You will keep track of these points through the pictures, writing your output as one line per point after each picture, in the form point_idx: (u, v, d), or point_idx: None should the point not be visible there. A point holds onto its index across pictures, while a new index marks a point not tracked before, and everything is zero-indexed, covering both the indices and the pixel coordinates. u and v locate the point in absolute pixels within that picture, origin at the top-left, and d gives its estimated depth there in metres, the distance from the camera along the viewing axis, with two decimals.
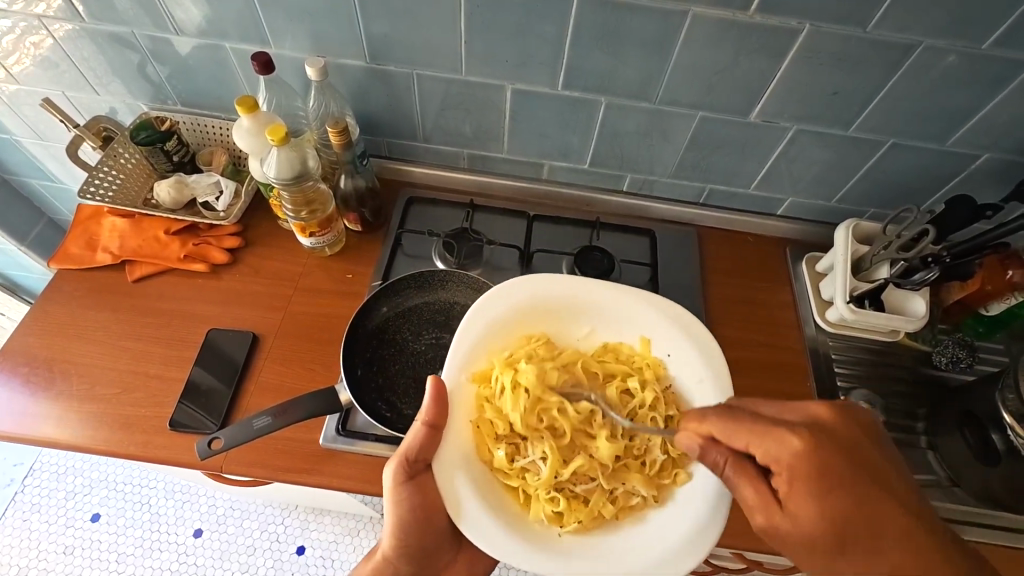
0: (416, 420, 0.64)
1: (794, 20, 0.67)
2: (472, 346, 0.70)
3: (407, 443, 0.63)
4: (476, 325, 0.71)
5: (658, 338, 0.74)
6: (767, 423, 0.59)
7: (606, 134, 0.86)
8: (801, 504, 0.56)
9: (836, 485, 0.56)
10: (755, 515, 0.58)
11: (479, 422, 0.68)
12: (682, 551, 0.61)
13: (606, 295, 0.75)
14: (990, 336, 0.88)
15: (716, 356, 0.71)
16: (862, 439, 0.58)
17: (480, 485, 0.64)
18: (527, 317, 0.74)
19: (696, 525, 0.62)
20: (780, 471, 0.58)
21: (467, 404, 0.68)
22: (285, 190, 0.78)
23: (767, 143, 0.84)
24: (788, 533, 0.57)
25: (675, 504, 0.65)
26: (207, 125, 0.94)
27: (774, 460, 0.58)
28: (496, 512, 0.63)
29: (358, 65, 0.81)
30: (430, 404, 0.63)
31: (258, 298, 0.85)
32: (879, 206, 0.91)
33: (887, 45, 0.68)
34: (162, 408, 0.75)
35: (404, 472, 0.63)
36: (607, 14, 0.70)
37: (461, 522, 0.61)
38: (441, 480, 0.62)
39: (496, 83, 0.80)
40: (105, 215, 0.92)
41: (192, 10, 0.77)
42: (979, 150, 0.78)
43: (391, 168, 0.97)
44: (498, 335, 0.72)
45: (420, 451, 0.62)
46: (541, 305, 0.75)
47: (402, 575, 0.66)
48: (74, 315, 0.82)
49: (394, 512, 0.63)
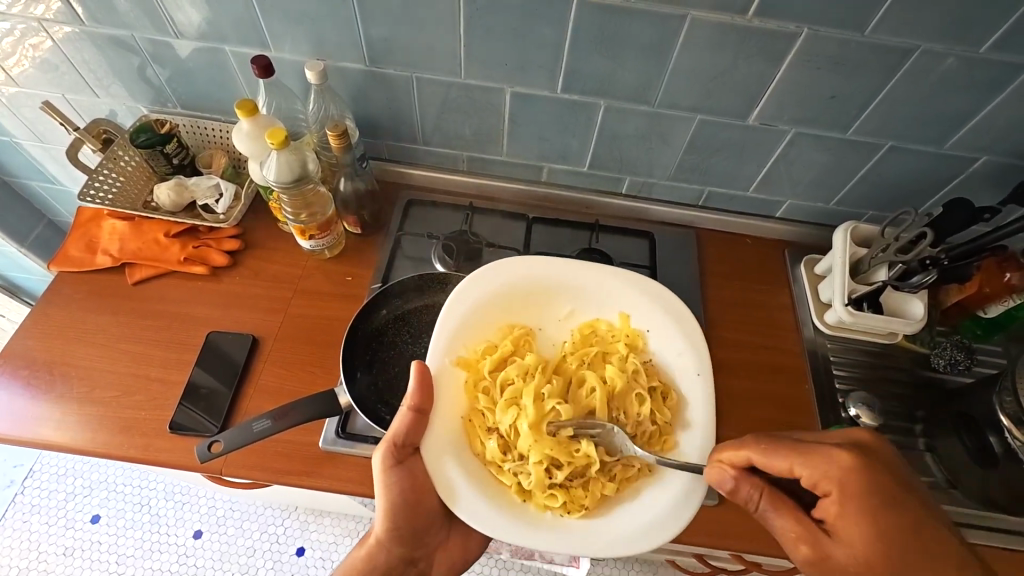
0: (403, 405, 0.64)
1: (793, 24, 0.67)
2: (456, 333, 0.71)
3: (395, 428, 0.63)
4: (459, 313, 0.71)
5: (637, 312, 0.75)
6: (800, 444, 0.60)
7: (605, 136, 0.86)
8: (851, 527, 0.56)
9: (880, 509, 0.56)
10: (802, 549, 0.58)
11: (468, 411, 0.68)
12: (671, 517, 0.62)
13: (586, 275, 0.76)
14: (988, 338, 0.88)
15: (691, 324, 0.72)
16: (828, 456, 0.58)
17: (470, 467, 0.65)
18: (510, 303, 0.75)
19: (682, 490, 0.64)
20: (829, 491, 0.58)
21: (454, 390, 0.68)
22: (284, 193, 0.78)
23: (766, 146, 0.84)
24: (839, 562, 0.57)
25: (664, 470, 0.66)
26: (207, 128, 0.94)
27: (818, 482, 0.58)
28: (487, 494, 0.63)
29: (357, 69, 0.81)
30: (417, 389, 0.63)
31: (257, 300, 0.85)
32: (877, 208, 0.91)
33: (885, 49, 0.68)
34: (162, 411, 0.75)
35: (394, 456, 0.63)
36: (607, 18, 0.70)
37: (451, 503, 0.61)
38: (430, 462, 0.63)
39: (496, 86, 0.81)
40: (106, 218, 0.92)
41: (192, 13, 0.77)
42: (977, 153, 0.79)
43: (390, 171, 0.98)
44: (482, 322, 0.73)
45: (408, 436, 0.62)
46: (524, 291, 0.75)
47: (394, 556, 0.67)
48: (74, 318, 0.82)
49: (384, 495, 0.63)
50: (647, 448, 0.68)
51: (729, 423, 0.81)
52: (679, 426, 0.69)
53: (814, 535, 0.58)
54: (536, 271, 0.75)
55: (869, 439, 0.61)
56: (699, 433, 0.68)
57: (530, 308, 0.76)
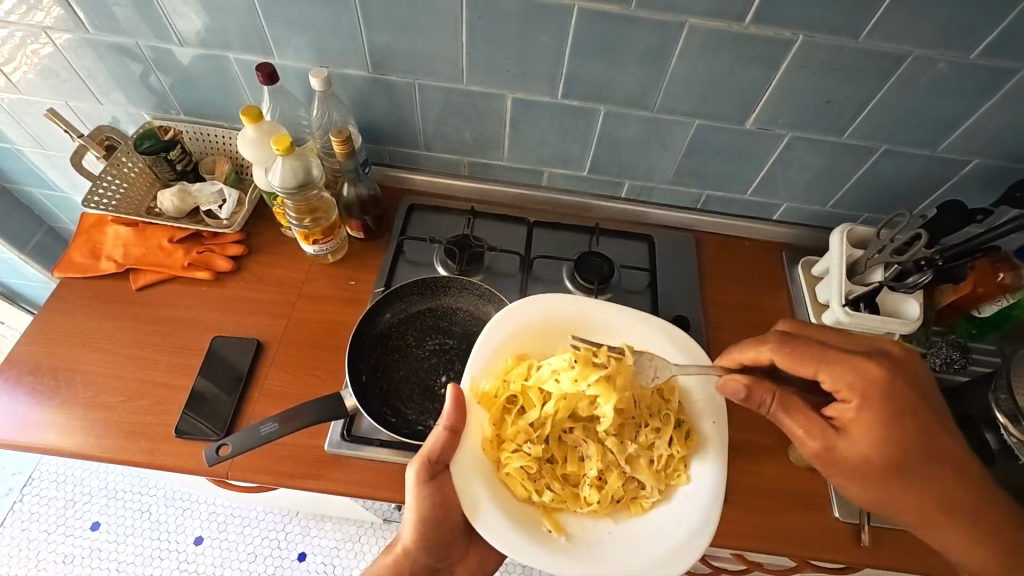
0: (438, 424, 0.66)
1: (788, 30, 0.69)
2: (483, 363, 0.71)
3: (429, 444, 0.65)
4: (484, 349, 0.71)
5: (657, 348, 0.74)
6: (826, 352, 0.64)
7: (604, 141, 0.87)
8: (861, 422, 0.62)
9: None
10: (813, 440, 0.64)
11: (494, 440, 0.69)
12: (677, 554, 0.63)
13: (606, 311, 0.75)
14: (982, 338, 0.89)
15: (701, 357, 0.73)
16: (862, 365, 0.63)
17: (498, 492, 0.66)
18: (531, 337, 0.74)
19: (691, 526, 0.65)
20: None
21: (480, 420, 0.68)
22: (288, 198, 0.79)
23: (763, 149, 0.85)
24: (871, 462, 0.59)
25: (680, 502, 0.67)
26: (209, 133, 0.95)
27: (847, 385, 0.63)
28: (513, 519, 0.64)
29: (360, 76, 0.82)
30: (452, 410, 0.65)
31: (262, 305, 0.86)
32: (872, 211, 0.92)
33: (879, 55, 0.70)
34: (167, 415, 0.76)
35: (427, 472, 0.65)
36: (604, 26, 0.71)
37: (478, 523, 0.62)
38: (460, 483, 0.64)
39: (497, 92, 0.82)
40: (109, 224, 0.92)
41: (195, 21, 0.78)
42: (969, 156, 0.81)
43: (392, 176, 0.98)
44: (512, 348, 0.73)
45: (442, 453, 0.65)
46: (549, 326, 0.75)
47: (420, 566, 0.68)
48: (78, 324, 0.82)
49: (413, 507, 0.65)
50: (665, 478, 0.69)
51: (734, 424, 0.81)
52: (694, 458, 0.70)
53: (827, 432, 0.63)
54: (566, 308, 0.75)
55: (893, 350, 0.67)
56: (711, 468, 0.68)
57: (559, 339, 0.76)
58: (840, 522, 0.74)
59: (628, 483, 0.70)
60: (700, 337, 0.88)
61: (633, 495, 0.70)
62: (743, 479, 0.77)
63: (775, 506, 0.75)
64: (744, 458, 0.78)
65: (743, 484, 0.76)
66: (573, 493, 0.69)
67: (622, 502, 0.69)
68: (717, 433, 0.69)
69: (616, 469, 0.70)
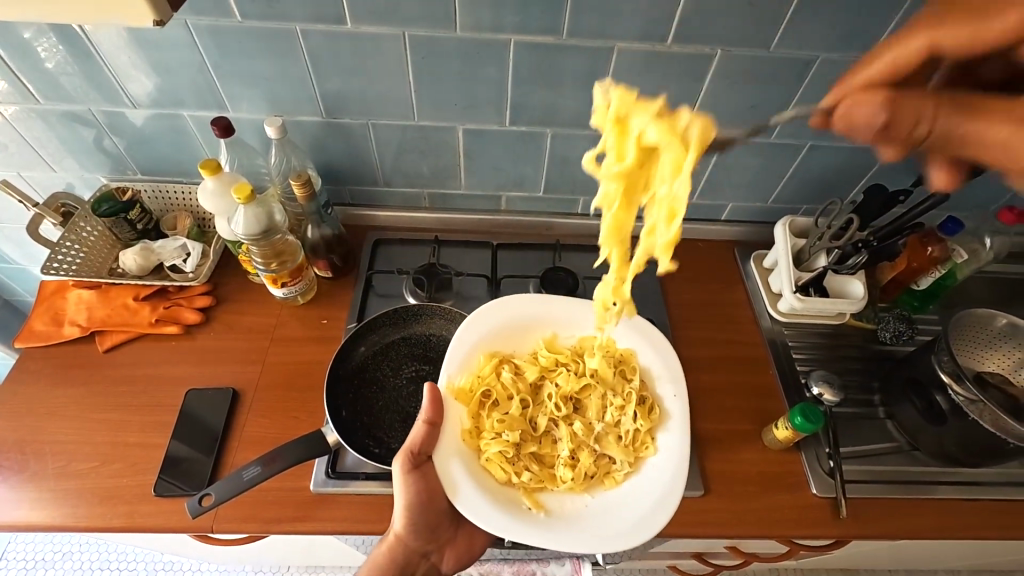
0: (417, 419, 0.68)
1: (706, 46, 0.75)
2: (460, 361, 0.74)
3: (411, 438, 0.67)
4: (462, 349, 0.74)
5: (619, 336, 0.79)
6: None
7: (555, 161, 0.92)
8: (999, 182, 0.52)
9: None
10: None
11: (471, 432, 0.72)
12: (650, 517, 0.64)
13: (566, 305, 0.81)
14: (924, 309, 0.96)
15: (659, 338, 0.77)
16: None
17: (477, 474, 0.68)
18: (503, 336, 0.79)
19: (661, 492, 0.66)
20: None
21: (459, 414, 0.71)
22: (254, 245, 0.80)
23: (701, 156, 0.91)
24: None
25: (649, 472, 0.70)
26: (169, 191, 0.95)
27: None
28: (494, 499, 0.66)
29: (315, 120, 0.85)
30: (430, 405, 0.67)
31: (234, 353, 0.86)
32: (808, 203, 0.99)
33: (791, 61, 0.77)
34: (144, 476, 0.74)
35: (410, 462, 0.67)
36: (542, 55, 0.76)
37: (458, 501, 0.63)
38: (443, 469, 0.65)
39: (448, 124, 0.86)
40: (70, 289, 0.91)
41: (147, 82, 0.80)
42: (884, 144, 0.88)
43: (355, 214, 1.01)
44: (485, 347, 0.77)
45: (424, 444, 0.66)
46: (518, 326, 0.80)
47: (411, 551, 0.70)
48: (44, 393, 0.81)
49: (400, 499, 0.66)
50: (633, 451, 0.72)
51: (706, 416, 0.84)
52: (659, 430, 0.73)
53: None
54: (534, 306, 0.79)
55: None
56: (675, 437, 0.70)
57: (526, 339, 0.81)
58: (819, 497, 0.77)
59: (599, 459, 0.73)
60: (666, 337, 0.92)
61: (606, 470, 0.73)
62: (722, 467, 0.79)
63: (755, 490, 0.78)
64: (721, 447, 0.81)
65: (722, 471, 0.79)
66: (550, 474, 0.72)
67: (596, 478, 0.72)
68: (680, 404, 0.72)
69: (586, 447, 0.74)
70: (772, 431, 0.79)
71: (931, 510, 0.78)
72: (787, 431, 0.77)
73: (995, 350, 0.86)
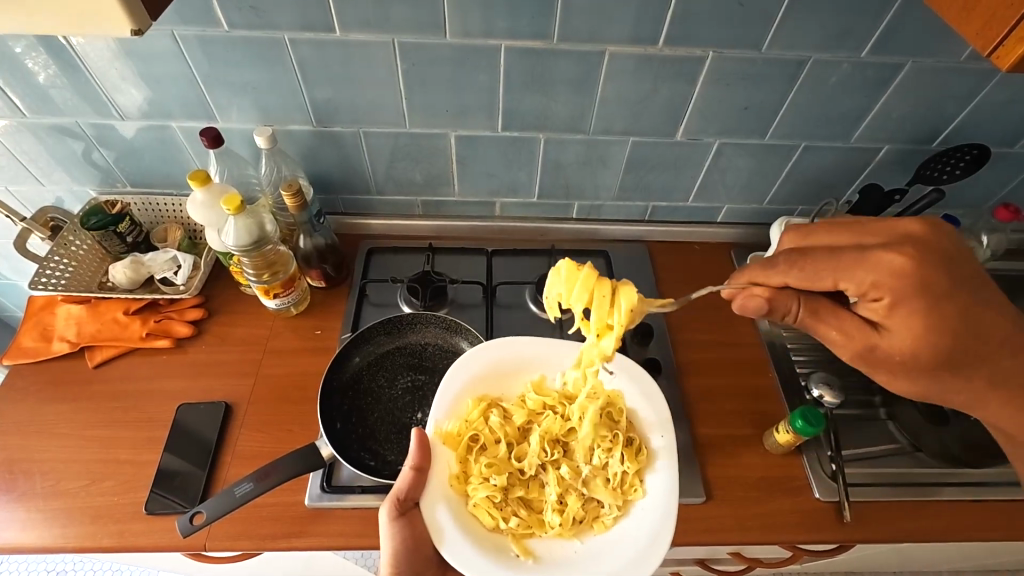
0: (404, 465, 0.66)
1: (698, 49, 0.75)
2: (447, 406, 0.72)
3: (398, 483, 0.65)
4: (449, 392, 0.72)
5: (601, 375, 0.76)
6: (855, 254, 0.57)
7: (548, 165, 0.91)
8: (903, 321, 0.56)
9: (935, 308, 0.55)
10: (844, 343, 0.60)
11: (457, 477, 0.70)
12: (643, 556, 0.64)
13: (549, 345, 0.78)
14: None
15: (646, 379, 0.75)
16: None
17: (464, 520, 0.66)
18: (491, 377, 0.76)
19: (651, 534, 0.65)
20: (881, 296, 0.56)
21: (447, 460, 0.69)
22: (245, 256, 0.79)
23: (696, 158, 0.91)
24: (886, 349, 0.58)
25: (637, 516, 0.68)
26: (158, 203, 0.94)
27: (871, 286, 0.56)
28: (481, 546, 0.64)
29: (305, 130, 0.85)
30: (418, 449, 0.66)
31: (227, 367, 0.84)
32: (804, 203, 0.99)
33: (784, 62, 0.77)
34: (137, 493, 0.73)
35: (398, 509, 0.65)
36: (533, 60, 0.76)
37: (444, 548, 0.62)
38: (430, 517, 0.64)
39: (440, 131, 0.85)
40: (59, 304, 0.90)
41: (135, 94, 0.79)
42: (879, 144, 0.88)
43: (347, 223, 1.00)
44: (472, 391, 0.75)
45: (410, 491, 0.65)
46: (506, 367, 0.77)
47: None
48: (33, 411, 0.79)
49: (387, 547, 0.64)
50: (622, 494, 0.71)
51: (706, 422, 0.83)
52: (647, 471, 0.71)
53: None
54: (519, 347, 0.77)
55: None
56: (663, 479, 0.68)
57: (511, 381, 0.78)
58: (823, 502, 0.76)
59: (588, 502, 0.72)
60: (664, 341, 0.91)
61: (594, 514, 0.71)
62: (724, 473, 0.78)
63: (757, 496, 0.77)
64: (722, 453, 0.80)
65: (724, 478, 0.78)
66: (539, 520, 0.70)
67: (585, 522, 0.70)
68: (667, 445, 0.70)
69: (574, 491, 0.72)
70: (773, 435, 0.78)
71: (938, 513, 0.77)
72: (789, 434, 0.76)
73: None
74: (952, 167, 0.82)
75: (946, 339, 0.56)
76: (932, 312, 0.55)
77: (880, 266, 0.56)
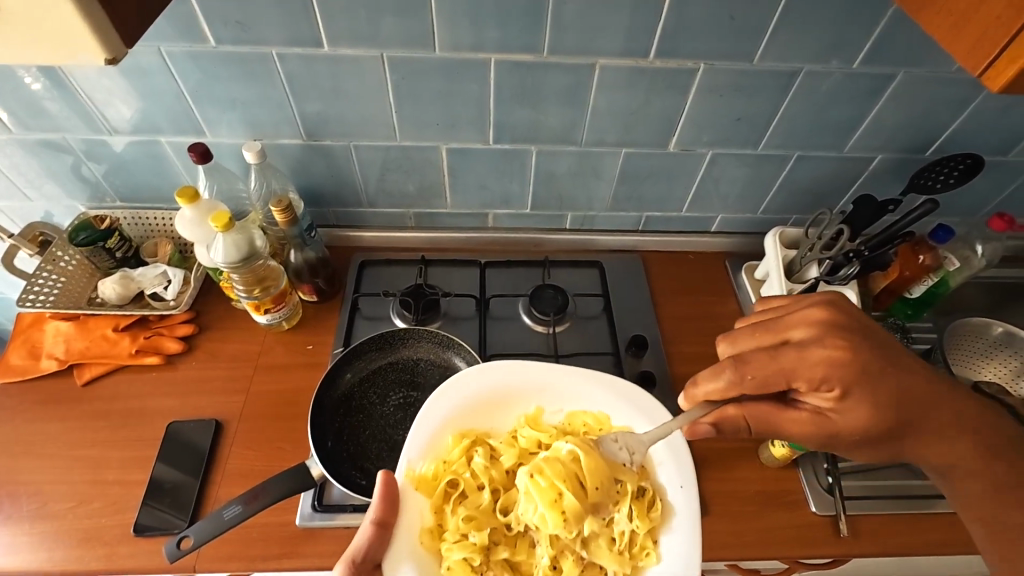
0: (365, 518, 0.63)
1: (689, 60, 0.75)
2: (424, 446, 0.69)
3: (356, 543, 0.62)
4: (425, 432, 0.70)
5: (615, 412, 0.73)
6: (780, 349, 0.59)
7: (540, 177, 0.91)
8: (854, 406, 0.59)
9: (879, 387, 0.59)
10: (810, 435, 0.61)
11: (431, 530, 0.66)
12: None
13: (546, 374, 0.75)
14: (918, 316, 0.93)
15: (642, 399, 0.73)
16: None
17: None
18: (472, 413, 0.74)
19: None
20: (831, 388, 0.58)
21: (419, 508, 0.66)
22: (234, 272, 0.78)
23: (689, 168, 0.90)
24: (845, 431, 0.60)
25: None
26: (148, 217, 0.94)
27: (819, 381, 0.58)
28: None
29: (295, 144, 0.84)
30: (381, 501, 0.63)
31: (218, 383, 0.84)
32: (798, 212, 0.98)
33: (775, 72, 0.76)
34: (125, 514, 0.72)
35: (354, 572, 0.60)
36: (522, 72, 0.75)
37: None
38: None
39: (431, 144, 0.84)
40: (47, 320, 0.89)
41: (124, 110, 0.79)
42: (872, 153, 0.88)
43: (339, 236, 0.99)
44: (449, 429, 0.72)
45: (369, 552, 0.61)
46: (489, 400, 0.74)
47: None
48: (21, 431, 0.78)
49: None
50: (629, 558, 0.67)
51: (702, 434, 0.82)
52: (661, 531, 0.67)
53: None
54: (506, 377, 0.74)
55: None
56: (677, 543, 0.65)
57: (493, 416, 0.75)
58: (821, 515, 0.76)
59: (588, 566, 0.68)
60: (660, 352, 0.90)
61: None
62: (720, 488, 0.78)
63: (752, 510, 0.76)
64: (718, 467, 0.79)
65: (720, 493, 0.77)
66: None
67: None
68: (687, 499, 0.66)
69: (572, 555, 0.67)
70: (768, 449, 0.78)
71: (933, 527, 0.76)
72: (784, 449, 0.75)
73: (989, 360, 0.87)
74: (945, 176, 0.81)
75: (888, 418, 0.59)
76: (878, 392, 0.59)
77: (813, 363, 0.58)
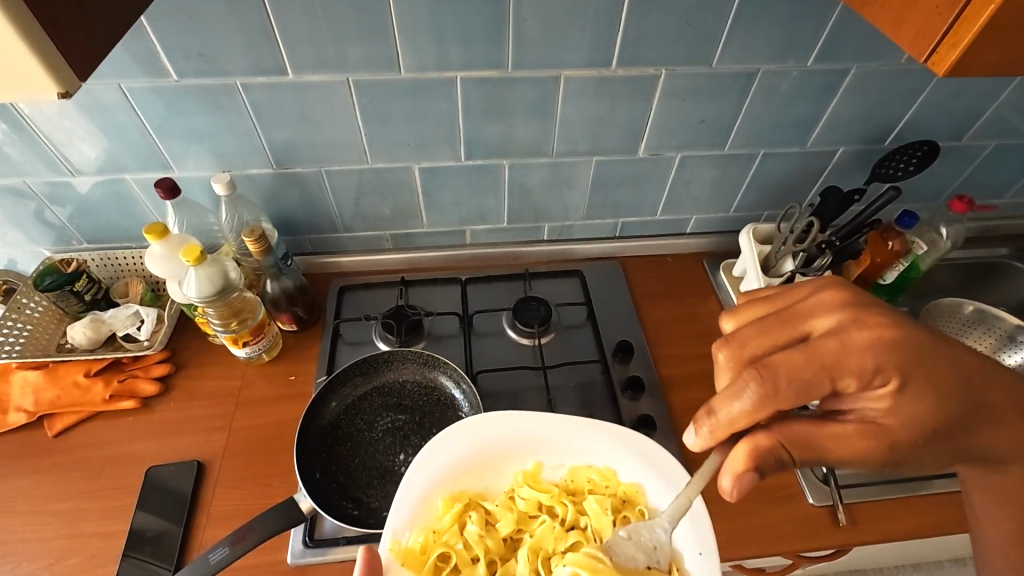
0: None
1: (650, 67, 0.76)
2: (410, 515, 0.66)
3: None
4: (411, 498, 0.66)
5: (621, 467, 0.71)
6: (810, 343, 0.49)
7: (514, 190, 0.91)
8: (911, 401, 0.49)
9: (933, 375, 0.49)
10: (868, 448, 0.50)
11: None
12: None
13: (543, 428, 0.71)
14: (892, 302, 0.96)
15: (652, 448, 0.69)
16: None
17: None
18: (462, 474, 0.71)
19: None
20: (886, 380, 0.48)
21: None
22: (209, 306, 0.77)
23: (659, 172, 0.91)
24: (905, 436, 0.49)
25: None
26: (116, 258, 0.91)
27: (870, 371, 0.48)
28: None
29: (266, 173, 0.83)
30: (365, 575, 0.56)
31: (198, 423, 0.81)
32: (769, 208, 1.00)
33: (733, 74, 0.78)
34: (104, 568, 0.69)
35: None
36: (488, 88, 0.76)
37: None
38: None
39: (403, 164, 0.84)
40: (13, 371, 0.84)
41: (86, 149, 0.77)
42: (834, 147, 0.90)
43: (317, 263, 0.98)
44: (439, 494, 0.69)
45: None
46: (482, 459, 0.72)
47: None
48: None
49: None
50: None
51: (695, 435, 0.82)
52: None
53: None
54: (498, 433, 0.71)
55: None
56: None
57: (487, 476, 0.73)
58: (819, 506, 0.76)
59: None
60: (646, 356, 0.90)
61: None
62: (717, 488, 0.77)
63: (751, 508, 0.76)
64: None
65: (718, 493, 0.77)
66: None
67: None
68: (709, 563, 0.60)
69: None
70: None
71: (930, 508, 0.77)
72: None
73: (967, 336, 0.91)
74: (906, 163, 0.84)
75: (947, 413, 0.50)
76: (934, 380, 0.49)
77: (855, 352, 0.48)
